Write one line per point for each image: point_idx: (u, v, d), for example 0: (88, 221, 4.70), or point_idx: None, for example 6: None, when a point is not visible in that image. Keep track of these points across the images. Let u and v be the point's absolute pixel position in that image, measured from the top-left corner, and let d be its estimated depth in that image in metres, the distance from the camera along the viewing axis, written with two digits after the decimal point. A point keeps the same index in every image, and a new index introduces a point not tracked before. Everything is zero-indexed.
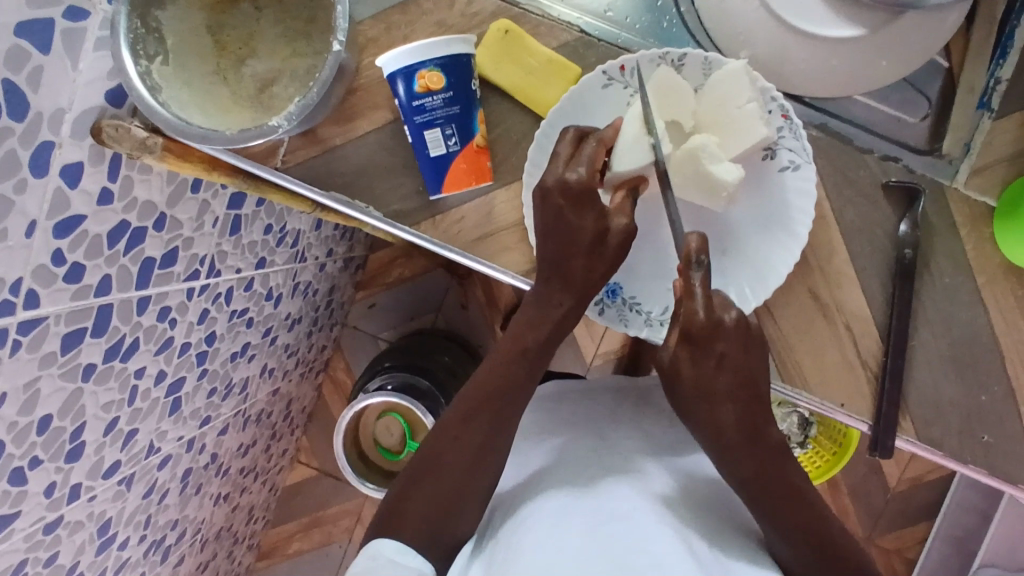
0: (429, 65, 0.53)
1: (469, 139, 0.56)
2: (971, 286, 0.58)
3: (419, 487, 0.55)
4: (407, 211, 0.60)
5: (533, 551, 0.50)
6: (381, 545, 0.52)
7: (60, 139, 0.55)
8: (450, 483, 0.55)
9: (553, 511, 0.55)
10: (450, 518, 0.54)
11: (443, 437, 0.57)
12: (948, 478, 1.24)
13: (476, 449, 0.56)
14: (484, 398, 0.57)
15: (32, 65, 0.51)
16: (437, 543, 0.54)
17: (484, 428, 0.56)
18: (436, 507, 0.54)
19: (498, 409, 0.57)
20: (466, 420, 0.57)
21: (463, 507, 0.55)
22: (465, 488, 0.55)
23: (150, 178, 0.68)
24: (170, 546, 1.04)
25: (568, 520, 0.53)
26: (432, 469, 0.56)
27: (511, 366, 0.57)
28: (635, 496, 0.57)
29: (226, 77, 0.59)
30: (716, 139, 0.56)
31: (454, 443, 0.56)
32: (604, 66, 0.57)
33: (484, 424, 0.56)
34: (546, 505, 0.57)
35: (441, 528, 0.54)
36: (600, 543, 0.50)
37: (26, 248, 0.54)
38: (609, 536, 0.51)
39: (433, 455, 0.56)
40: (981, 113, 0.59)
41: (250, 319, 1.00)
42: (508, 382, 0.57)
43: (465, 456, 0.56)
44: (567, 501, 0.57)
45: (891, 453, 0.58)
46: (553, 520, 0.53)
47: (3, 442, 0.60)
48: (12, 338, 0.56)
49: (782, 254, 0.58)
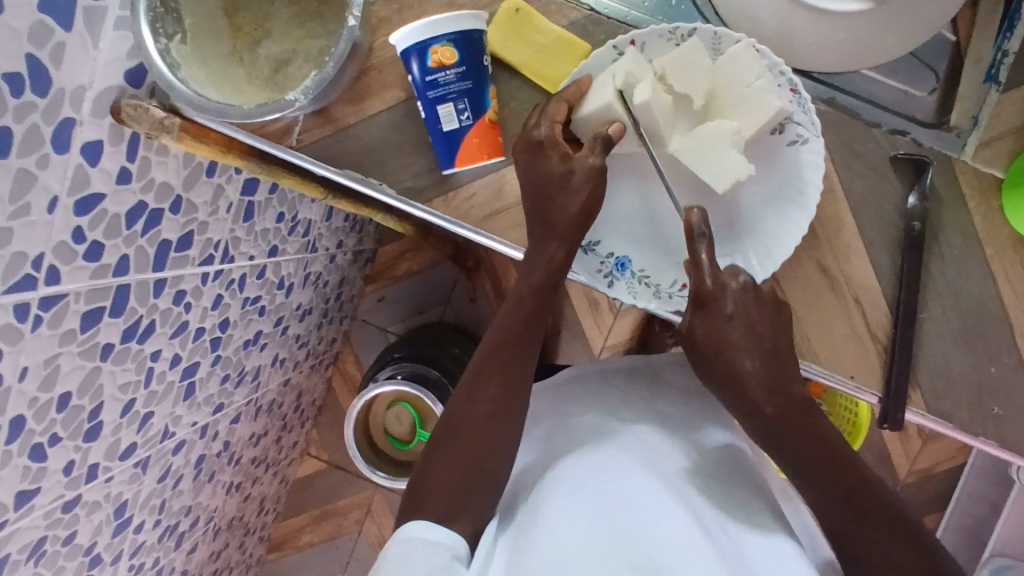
0: (442, 40, 0.54)
1: (482, 113, 0.57)
2: (980, 258, 0.59)
3: (442, 459, 0.57)
4: (419, 188, 0.61)
5: (551, 535, 0.49)
6: (416, 528, 0.51)
7: (81, 117, 0.56)
8: (472, 442, 0.57)
9: (574, 492, 0.54)
10: (476, 477, 0.55)
11: (458, 409, 0.59)
12: (959, 467, 1.23)
13: (492, 407, 0.58)
14: (492, 358, 0.60)
15: (54, 43, 0.52)
16: (467, 505, 0.54)
17: (497, 386, 0.59)
18: (459, 469, 0.55)
19: (507, 365, 0.60)
20: (479, 382, 0.59)
21: (486, 468, 0.56)
22: (486, 445, 0.57)
23: (167, 160, 0.69)
24: (184, 533, 1.05)
25: (587, 503, 0.52)
26: (452, 435, 0.58)
27: (512, 324, 0.61)
28: (647, 469, 0.57)
29: (241, 58, 0.60)
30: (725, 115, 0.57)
31: (469, 405, 0.59)
32: (614, 40, 0.58)
33: (496, 381, 0.59)
34: (563, 483, 0.56)
35: (465, 495, 0.54)
36: (613, 517, 0.50)
37: (48, 224, 0.55)
38: (629, 517, 0.50)
39: (451, 422, 0.59)
40: (988, 86, 0.59)
41: (262, 307, 1.01)
42: (513, 339, 0.61)
43: (481, 415, 0.58)
44: (586, 480, 0.56)
45: (901, 425, 0.58)
46: (570, 502, 0.53)
47: (24, 417, 0.61)
48: (34, 313, 0.57)
49: (791, 227, 0.58)
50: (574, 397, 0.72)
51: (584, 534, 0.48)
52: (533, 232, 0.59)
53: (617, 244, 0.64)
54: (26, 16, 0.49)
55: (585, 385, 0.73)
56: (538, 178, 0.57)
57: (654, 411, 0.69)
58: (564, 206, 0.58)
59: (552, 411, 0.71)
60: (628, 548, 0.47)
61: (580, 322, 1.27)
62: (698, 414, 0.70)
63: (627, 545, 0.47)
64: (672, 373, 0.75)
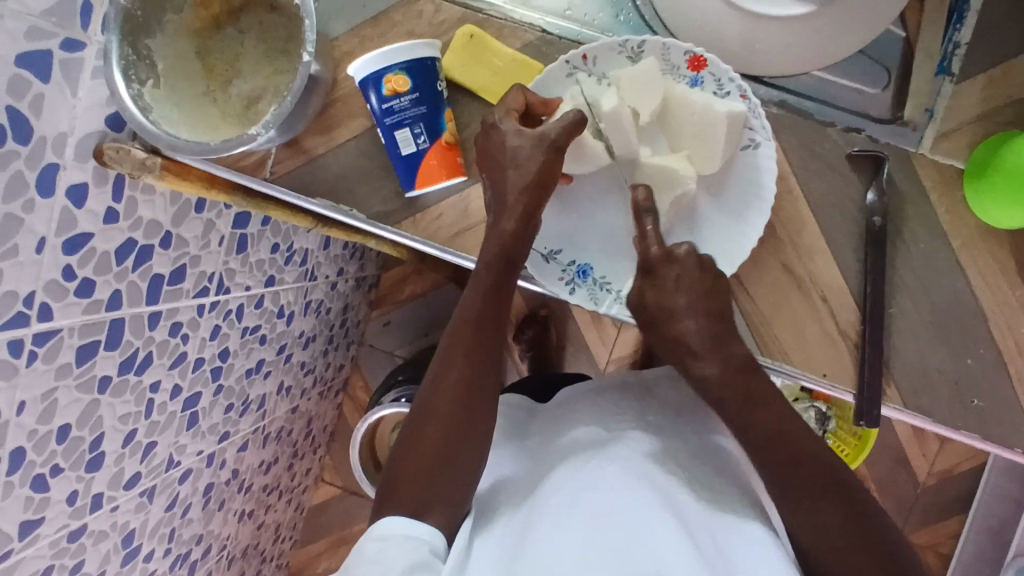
0: (395, 68, 0.56)
1: (438, 136, 0.59)
2: (947, 249, 0.58)
3: (411, 454, 0.57)
4: (388, 211, 0.63)
5: (541, 540, 0.51)
6: (390, 525, 0.52)
7: (65, 161, 0.60)
8: (443, 431, 0.58)
9: (559, 499, 0.56)
10: (450, 464, 0.56)
11: (426, 401, 0.60)
12: (981, 466, 1.21)
13: (461, 392, 0.59)
14: (457, 347, 0.61)
15: (33, 93, 0.55)
16: (439, 496, 0.55)
17: (465, 372, 0.59)
18: (428, 461, 0.56)
19: (474, 347, 0.60)
20: (446, 371, 0.60)
21: (460, 458, 0.57)
22: (458, 433, 0.58)
23: (154, 199, 0.72)
24: (196, 561, 1.07)
25: (570, 513, 0.54)
26: (423, 425, 0.58)
27: (474, 303, 0.61)
28: (623, 482, 0.57)
29: (215, 98, 0.63)
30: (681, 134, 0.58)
31: (438, 392, 0.59)
32: (567, 55, 0.59)
33: (461, 368, 0.60)
34: (546, 493, 0.57)
35: (436, 491, 0.55)
36: (597, 529, 0.51)
37: (38, 264, 0.59)
38: (616, 524, 0.52)
39: (422, 413, 0.59)
40: (941, 79, 0.59)
41: (263, 335, 1.04)
42: (478, 319, 0.61)
43: (450, 402, 0.59)
44: (567, 489, 0.57)
45: (879, 422, 0.58)
46: (554, 511, 0.55)
47: (24, 449, 0.64)
48: (28, 348, 0.60)
49: (750, 231, 0.59)
50: (562, 411, 0.73)
51: (571, 545, 0.50)
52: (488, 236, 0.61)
53: (580, 252, 0.65)
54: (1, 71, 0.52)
55: (568, 399, 0.74)
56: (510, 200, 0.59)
57: (643, 420, 0.68)
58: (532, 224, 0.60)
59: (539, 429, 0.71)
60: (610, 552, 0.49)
61: (583, 337, 1.27)
62: (684, 422, 0.69)
63: (616, 555, 0.49)
64: (666, 389, 0.74)
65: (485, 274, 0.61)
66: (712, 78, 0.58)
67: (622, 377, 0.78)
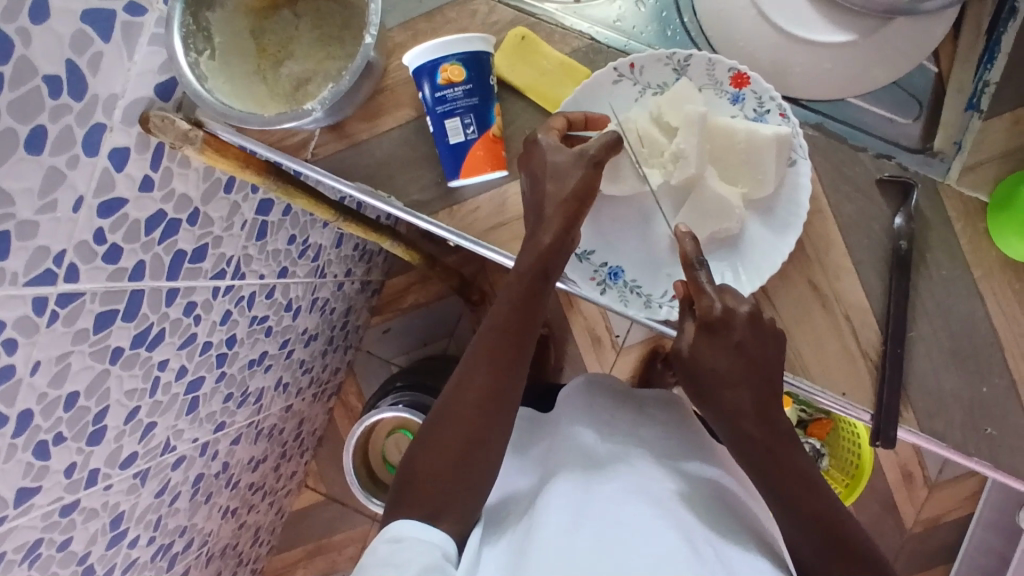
0: (452, 59, 0.58)
1: (487, 128, 0.61)
2: (967, 279, 0.60)
3: (427, 458, 0.57)
4: (425, 201, 0.65)
5: (555, 532, 0.52)
6: (403, 528, 0.52)
7: (111, 123, 0.60)
8: (461, 438, 0.56)
9: (566, 498, 0.56)
10: (463, 473, 0.55)
11: (448, 403, 0.59)
12: (968, 516, 1.22)
13: (481, 401, 0.57)
14: (483, 352, 0.59)
15: (93, 51, 0.56)
16: (452, 506, 0.54)
17: (489, 378, 0.58)
18: (444, 467, 0.55)
19: (500, 358, 0.59)
20: (471, 373, 0.59)
21: (475, 466, 0.56)
22: (474, 442, 0.56)
23: (188, 173, 0.72)
24: (176, 554, 1.03)
25: (577, 512, 0.54)
26: (439, 430, 0.57)
27: (506, 313, 0.59)
28: (641, 488, 0.57)
29: (265, 76, 0.64)
30: (727, 152, 0.60)
31: (458, 399, 0.58)
32: (615, 63, 0.61)
33: (486, 375, 0.58)
34: (552, 490, 0.57)
35: (447, 500, 0.54)
36: (615, 528, 0.52)
37: (72, 222, 0.59)
38: (626, 528, 0.52)
39: (440, 419, 0.58)
40: (970, 113, 0.64)
41: (269, 327, 1.03)
42: (508, 329, 0.59)
43: (471, 410, 0.57)
44: (574, 488, 0.57)
45: (894, 444, 0.59)
46: (564, 503, 0.55)
47: (32, 412, 0.62)
48: (51, 307, 0.59)
49: (780, 245, 0.61)
50: (562, 412, 0.71)
51: (580, 546, 0.50)
52: (522, 250, 0.60)
53: (611, 254, 0.66)
54: (67, 26, 0.53)
55: (573, 399, 0.72)
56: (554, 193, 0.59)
57: (661, 430, 0.69)
58: (570, 234, 0.59)
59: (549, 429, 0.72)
60: (630, 549, 0.50)
61: (582, 359, 1.27)
62: (696, 436, 0.70)
63: (628, 556, 0.49)
64: (655, 407, 0.74)
65: (518, 283, 0.59)
66: (753, 96, 0.61)
67: (616, 382, 0.78)
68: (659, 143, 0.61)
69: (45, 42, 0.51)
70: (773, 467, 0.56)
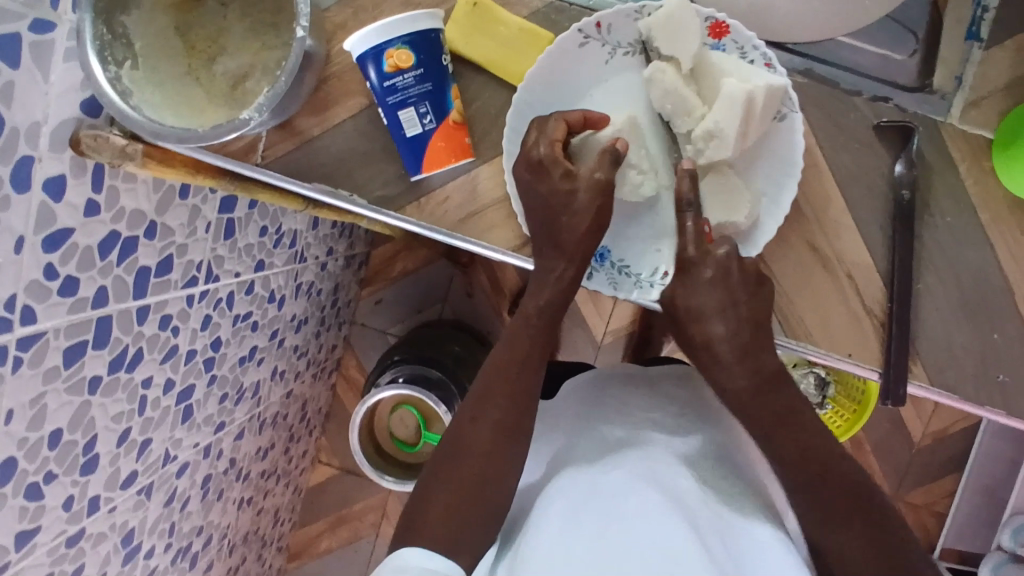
0: (396, 43, 0.53)
1: (445, 115, 0.56)
2: (975, 224, 0.59)
3: (441, 482, 0.54)
4: (390, 195, 0.60)
5: (558, 536, 0.50)
6: (408, 556, 0.47)
7: (39, 153, 0.56)
8: (478, 462, 0.54)
9: (565, 505, 0.53)
10: (480, 496, 0.53)
11: (462, 428, 0.57)
12: (975, 427, 1.22)
13: (498, 424, 0.56)
14: (498, 377, 0.58)
15: (3, 80, 0.51)
16: (468, 531, 0.51)
17: (505, 402, 0.57)
18: (460, 489, 0.53)
19: (514, 380, 0.58)
20: (485, 398, 0.57)
21: (491, 486, 0.54)
22: (491, 466, 0.54)
23: (136, 187, 0.68)
24: (197, 552, 1.04)
25: (575, 518, 0.51)
26: (455, 455, 0.55)
27: (520, 338, 0.60)
28: (640, 477, 0.55)
29: (198, 77, 0.59)
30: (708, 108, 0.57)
31: (474, 425, 0.56)
32: (580, 24, 0.57)
33: (501, 400, 0.57)
34: (553, 498, 0.55)
35: (464, 525, 0.51)
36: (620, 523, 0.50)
37: (17, 264, 0.55)
38: (624, 527, 0.49)
39: (455, 445, 0.56)
40: (971, 44, 0.60)
41: (255, 322, 1.00)
42: (522, 350, 0.59)
43: (489, 435, 0.56)
44: (575, 492, 0.55)
45: (903, 400, 0.58)
46: (568, 505, 0.53)
47: (15, 458, 0.60)
48: (12, 355, 0.56)
49: (776, 208, 0.58)
50: (563, 408, 0.70)
51: (579, 544, 0.49)
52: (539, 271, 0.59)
53: None
54: None
55: (579, 394, 0.70)
56: (541, 192, 0.57)
57: (665, 408, 0.66)
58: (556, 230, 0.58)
59: (552, 412, 0.70)
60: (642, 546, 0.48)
61: (579, 311, 1.23)
62: (712, 413, 0.67)
63: (629, 549, 0.48)
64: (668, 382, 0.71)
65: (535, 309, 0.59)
66: (735, 46, 0.57)
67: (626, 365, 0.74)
68: (688, 103, 0.57)
69: None
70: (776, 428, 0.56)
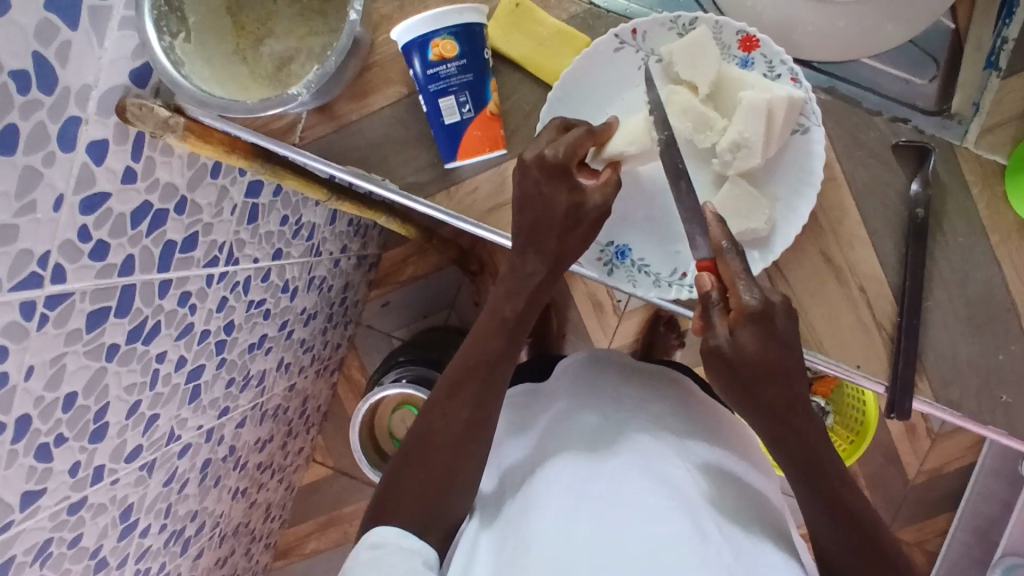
0: (443, 33, 0.56)
1: (483, 106, 0.59)
2: (985, 245, 0.61)
3: (410, 471, 0.58)
4: (421, 182, 0.63)
5: (553, 520, 0.52)
6: (384, 534, 0.54)
7: (86, 115, 0.58)
8: (447, 453, 0.57)
9: (563, 488, 0.55)
10: (449, 491, 0.57)
11: (432, 417, 0.59)
12: (971, 466, 1.23)
13: (466, 417, 0.58)
14: (471, 373, 0.59)
15: (60, 41, 0.53)
16: (437, 520, 0.56)
17: (476, 397, 0.59)
18: (429, 477, 0.57)
19: (485, 382, 0.59)
20: (456, 390, 0.59)
21: (459, 476, 0.57)
22: (459, 459, 0.57)
23: (171, 160, 0.69)
24: (190, 538, 1.04)
25: (575, 505, 0.53)
26: (425, 444, 0.58)
27: (493, 332, 0.60)
28: (639, 468, 0.57)
29: (245, 56, 0.61)
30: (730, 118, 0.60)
31: (444, 416, 0.58)
32: (616, 29, 0.60)
33: (471, 395, 0.59)
34: (552, 477, 0.57)
35: (434, 515, 0.56)
36: (615, 513, 0.52)
37: (54, 222, 0.56)
38: (625, 515, 0.51)
39: (424, 434, 0.59)
40: (989, 73, 0.63)
41: (267, 310, 1.01)
42: (495, 347, 0.60)
43: (460, 429, 0.58)
44: (573, 474, 0.56)
45: (907, 415, 0.60)
46: (567, 493, 0.54)
47: (30, 416, 0.60)
48: (39, 311, 0.57)
49: (793, 217, 0.61)
50: (559, 390, 0.70)
51: (580, 531, 0.50)
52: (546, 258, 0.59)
53: (618, 232, 0.66)
54: (32, 15, 0.50)
55: (572, 375, 0.71)
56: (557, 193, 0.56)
57: (666, 404, 0.68)
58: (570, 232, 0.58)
59: (555, 392, 0.70)
60: (644, 538, 0.49)
61: (584, 324, 1.24)
62: (699, 411, 0.69)
63: (626, 536, 0.50)
64: (662, 380, 0.73)
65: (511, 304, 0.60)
66: (763, 59, 0.60)
67: (621, 357, 0.76)
68: (711, 121, 0.59)
69: (8, 35, 0.49)
70: (792, 437, 0.55)
